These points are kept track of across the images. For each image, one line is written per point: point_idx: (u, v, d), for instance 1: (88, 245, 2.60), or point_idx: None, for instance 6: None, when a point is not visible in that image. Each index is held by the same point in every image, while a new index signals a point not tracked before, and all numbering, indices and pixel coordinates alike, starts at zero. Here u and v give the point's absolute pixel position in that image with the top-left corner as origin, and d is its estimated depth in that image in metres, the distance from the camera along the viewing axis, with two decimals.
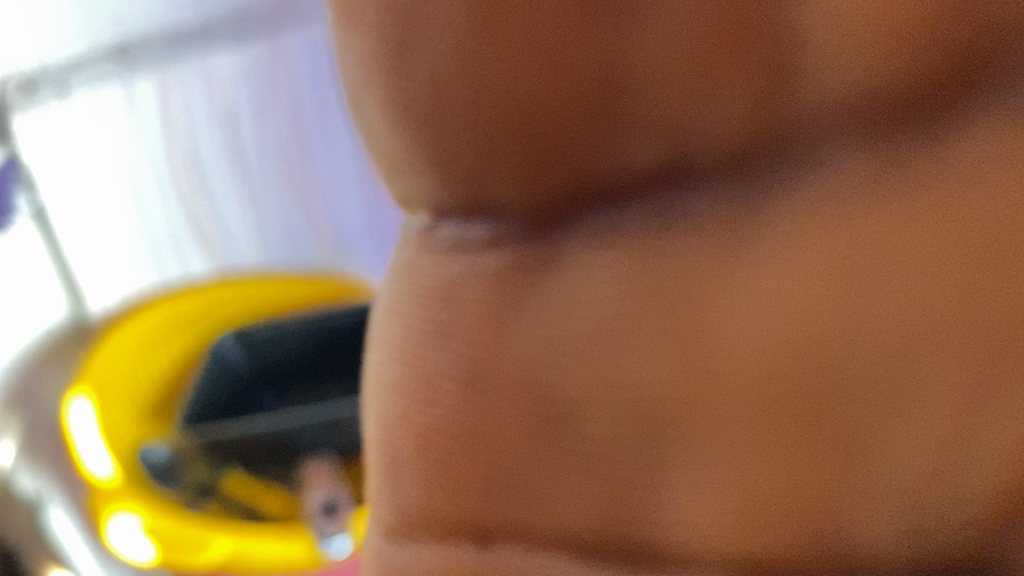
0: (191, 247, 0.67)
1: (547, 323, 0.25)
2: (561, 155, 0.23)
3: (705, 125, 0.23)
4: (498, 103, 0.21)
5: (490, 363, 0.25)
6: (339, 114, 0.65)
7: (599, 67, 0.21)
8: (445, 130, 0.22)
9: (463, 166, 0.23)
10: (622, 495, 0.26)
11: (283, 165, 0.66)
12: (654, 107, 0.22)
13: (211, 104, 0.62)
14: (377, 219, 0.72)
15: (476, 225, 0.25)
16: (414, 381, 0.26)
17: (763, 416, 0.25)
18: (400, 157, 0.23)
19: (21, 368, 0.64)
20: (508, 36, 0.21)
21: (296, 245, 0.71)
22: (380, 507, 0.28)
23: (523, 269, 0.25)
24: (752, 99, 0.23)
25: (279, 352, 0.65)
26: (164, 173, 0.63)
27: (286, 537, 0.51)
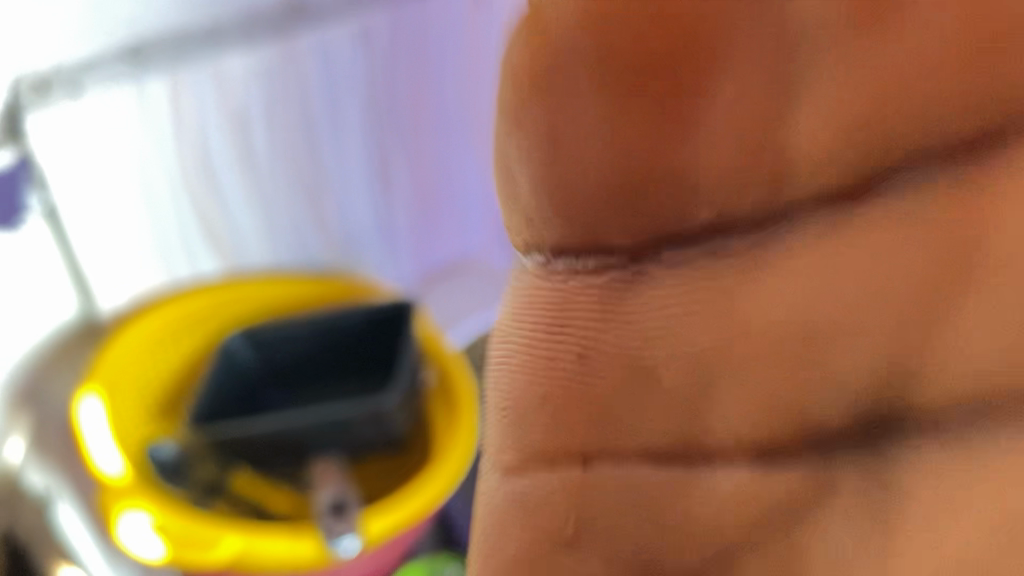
0: (201, 246, 0.67)
1: (642, 338, 0.30)
2: (663, 199, 0.28)
3: (793, 164, 0.28)
4: (614, 162, 0.27)
5: (590, 371, 0.31)
6: (349, 113, 0.67)
7: (689, 131, 0.26)
8: (572, 179, 0.27)
9: (582, 209, 0.28)
10: (682, 459, 0.32)
11: (294, 164, 0.67)
12: (738, 153, 0.27)
13: (223, 104, 0.61)
14: (383, 215, 0.74)
15: (587, 261, 0.30)
16: (534, 389, 0.31)
17: (795, 367, 0.31)
18: (528, 195, 0.28)
19: (29, 369, 0.65)
20: (626, 105, 0.26)
21: (304, 245, 0.72)
22: (496, 496, 0.33)
23: (618, 291, 0.30)
24: (834, 145, 0.27)
25: (287, 350, 0.65)
26: (176, 172, 0.63)
27: (296, 535, 0.52)
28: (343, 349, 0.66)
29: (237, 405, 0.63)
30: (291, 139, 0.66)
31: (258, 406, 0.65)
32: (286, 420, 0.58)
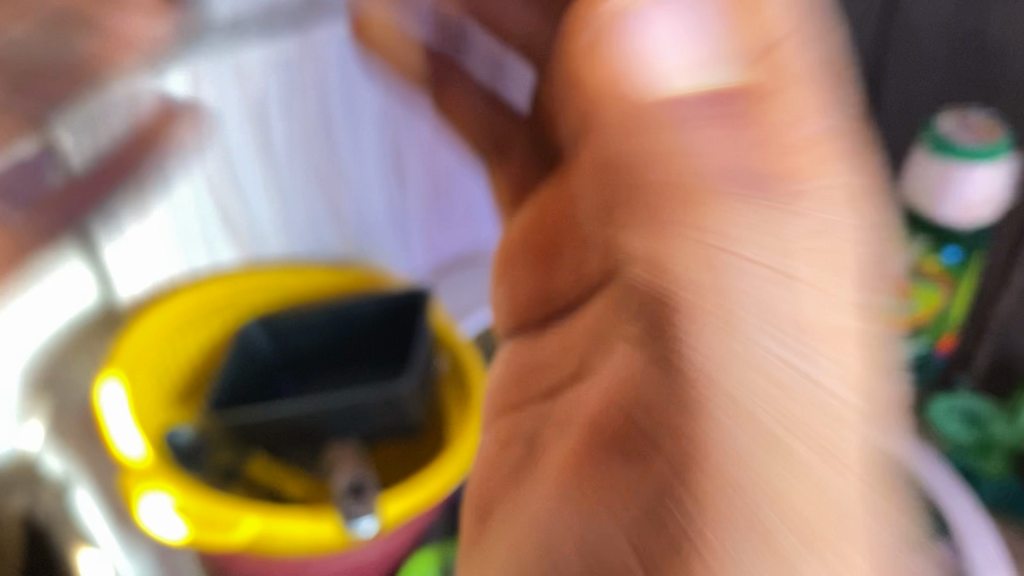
0: (221, 236, 0.70)
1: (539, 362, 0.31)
2: (568, 262, 0.30)
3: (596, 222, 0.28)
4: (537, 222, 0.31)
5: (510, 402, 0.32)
6: (364, 104, 0.70)
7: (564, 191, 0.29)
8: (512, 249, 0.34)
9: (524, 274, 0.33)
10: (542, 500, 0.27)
11: (310, 155, 0.70)
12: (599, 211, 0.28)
13: (243, 95, 0.63)
14: (397, 206, 0.78)
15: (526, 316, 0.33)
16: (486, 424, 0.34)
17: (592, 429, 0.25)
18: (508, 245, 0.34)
19: (50, 353, 0.67)
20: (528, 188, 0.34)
21: (319, 235, 0.75)
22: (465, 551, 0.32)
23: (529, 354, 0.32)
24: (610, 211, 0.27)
25: (302, 336, 0.66)
26: (194, 163, 0.63)
27: (315, 517, 0.53)
28: (358, 337, 0.67)
29: (252, 390, 0.64)
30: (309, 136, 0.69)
31: (273, 391, 0.66)
32: (304, 406, 0.58)
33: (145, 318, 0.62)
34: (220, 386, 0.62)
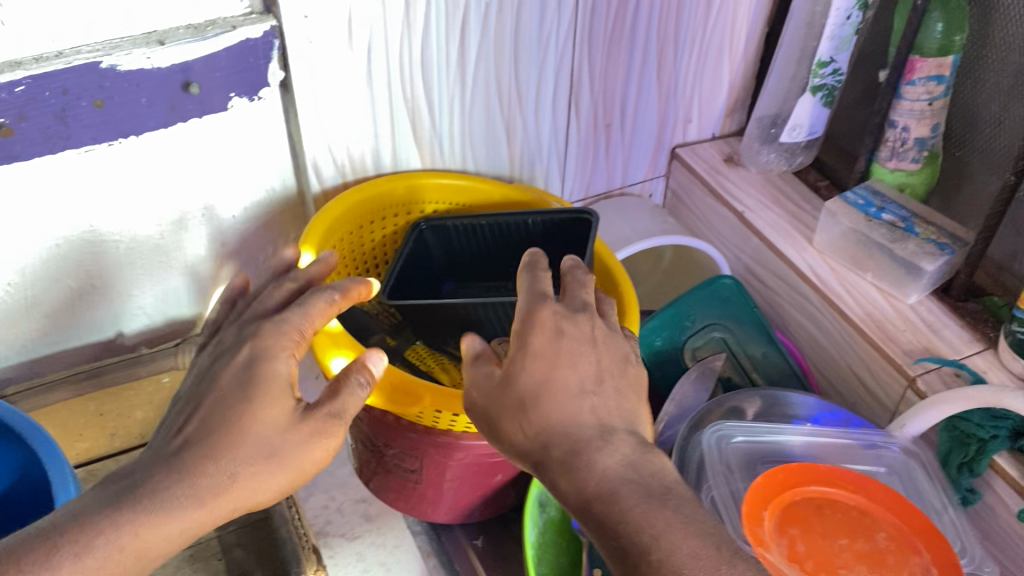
0: (405, 139, 0.74)
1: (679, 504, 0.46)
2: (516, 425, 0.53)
3: None
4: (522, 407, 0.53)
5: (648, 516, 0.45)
6: (555, 28, 0.72)
7: None
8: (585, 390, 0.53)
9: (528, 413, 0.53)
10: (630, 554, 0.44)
11: (494, 68, 0.72)
12: None
13: (447, 8, 0.66)
14: (562, 134, 0.81)
15: None
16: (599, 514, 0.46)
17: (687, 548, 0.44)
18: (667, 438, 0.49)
19: (248, 217, 0.74)
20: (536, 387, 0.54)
21: (491, 153, 0.79)
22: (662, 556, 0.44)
23: None
24: None
25: (464, 235, 0.74)
26: (392, 63, 0.68)
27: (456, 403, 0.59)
28: (516, 244, 0.74)
29: (422, 277, 0.75)
30: (498, 53, 0.71)
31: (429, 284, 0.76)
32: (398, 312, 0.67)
33: (336, 204, 0.69)
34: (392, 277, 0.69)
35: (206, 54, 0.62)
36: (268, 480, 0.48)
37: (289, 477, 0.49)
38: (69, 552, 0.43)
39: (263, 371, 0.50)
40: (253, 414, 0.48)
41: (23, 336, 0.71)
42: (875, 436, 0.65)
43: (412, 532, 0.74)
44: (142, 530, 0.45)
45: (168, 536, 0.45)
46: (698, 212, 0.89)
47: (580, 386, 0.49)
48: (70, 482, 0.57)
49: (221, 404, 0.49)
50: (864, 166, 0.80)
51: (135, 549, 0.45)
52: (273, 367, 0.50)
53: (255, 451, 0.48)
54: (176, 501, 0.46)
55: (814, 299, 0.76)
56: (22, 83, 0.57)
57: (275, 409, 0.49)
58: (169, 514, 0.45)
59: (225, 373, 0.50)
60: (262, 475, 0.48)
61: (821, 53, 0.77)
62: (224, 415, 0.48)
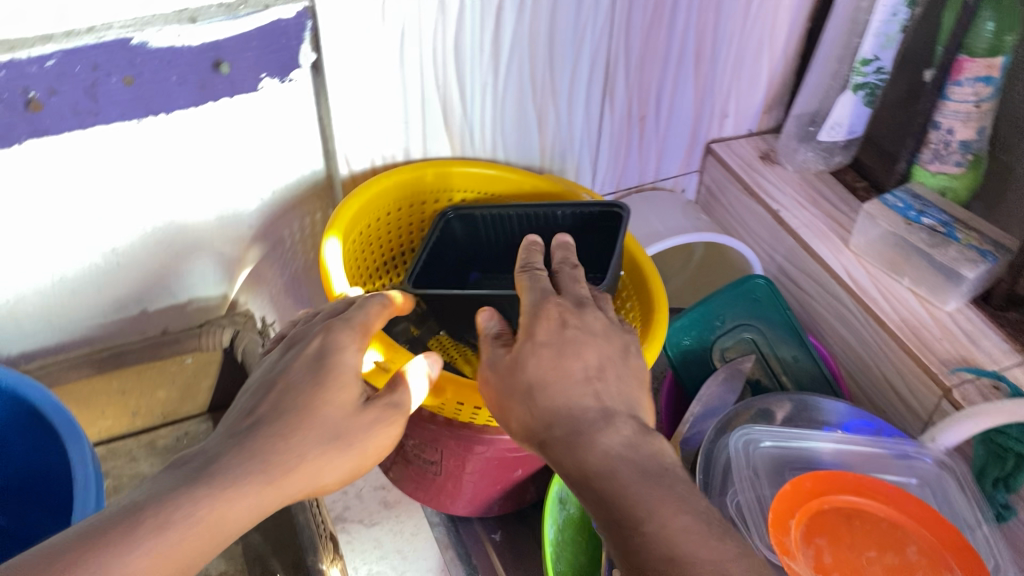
0: (436, 124, 0.72)
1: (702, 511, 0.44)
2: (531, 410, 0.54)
3: None
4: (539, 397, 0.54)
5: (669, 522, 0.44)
6: (592, 17, 0.70)
7: None
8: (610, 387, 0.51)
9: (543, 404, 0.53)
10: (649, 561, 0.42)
11: (529, 57, 0.71)
12: None
13: None
14: (596, 126, 0.79)
15: None
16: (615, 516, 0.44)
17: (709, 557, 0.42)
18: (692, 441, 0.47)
19: (278, 198, 0.73)
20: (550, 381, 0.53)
21: (523, 143, 0.78)
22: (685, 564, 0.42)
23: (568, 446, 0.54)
24: None
25: (492, 224, 0.73)
26: (426, 49, 0.67)
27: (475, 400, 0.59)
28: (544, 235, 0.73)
29: (449, 266, 0.74)
30: (533, 41, 0.70)
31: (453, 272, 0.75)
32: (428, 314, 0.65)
33: (358, 195, 0.67)
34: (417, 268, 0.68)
35: (237, 34, 0.61)
36: (336, 462, 0.47)
37: (351, 464, 0.48)
38: (150, 524, 0.41)
39: (334, 359, 0.50)
40: (320, 398, 0.48)
41: (48, 306, 0.71)
42: (906, 445, 0.63)
43: (432, 523, 0.74)
44: (218, 504, 0.43)
45: (242, 514, 0.44)
46: (731, 208, 0.88)
47: (584, 371, 0.48)
48: (98, 492, 0.56)
49: (288, 390, 0.48)
50: (905, 168, 0.79)
51: (211, 522, 0.42)
52: (342, 360, 0.50)
53: (325, 433, 0.47)
54: (245, 479, 0.44)
55: (848, 303, 0.74)
56: (52, 58, 0.57)
57: (339, 396, 0.49)
58: (237, 491, 0.43)
59: (295, 362, 0.50)
60: (329, 459, 0.47)
61: (865, 50, 0.75)
62: (293, 398, 0.47)
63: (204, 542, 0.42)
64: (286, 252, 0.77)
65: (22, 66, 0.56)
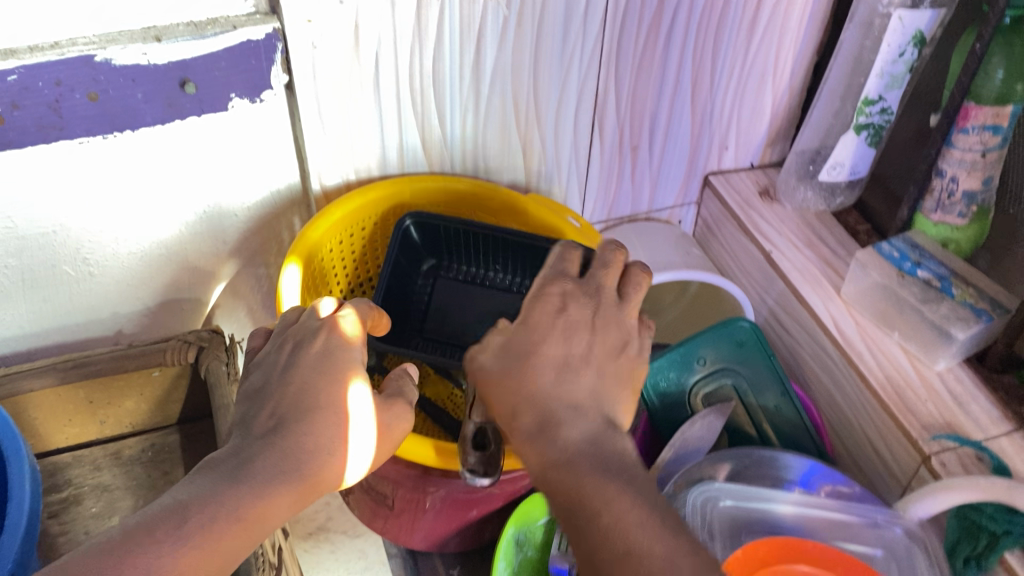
0: (414, 144, 0.71)
1: None
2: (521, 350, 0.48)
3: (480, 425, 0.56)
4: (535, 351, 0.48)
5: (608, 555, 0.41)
6: (580, 44, 0.68)
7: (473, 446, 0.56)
8: None
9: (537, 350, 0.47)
10: None
11: (513, 81, 0.69)
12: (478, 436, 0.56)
13: (461, 18, 0.63)
14: (586, 153, 0.77)
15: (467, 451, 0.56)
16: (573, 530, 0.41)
17: None
18: None
19: (254, 211, 0.72)
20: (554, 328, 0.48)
21: (508, 166, 0.76)
22: None
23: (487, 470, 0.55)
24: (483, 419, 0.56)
25: (466, 242, 0.72)
26: (402, 73, 0.65)
27: (442, 451, 0.58)
28: (520, 260, 0.72)
29: (414, 288, 0.73)
30: (517, 66, 0.68)
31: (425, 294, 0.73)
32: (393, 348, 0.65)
33: (328, 212, 0.67)
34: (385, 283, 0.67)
35: (205, 53, 0.60)
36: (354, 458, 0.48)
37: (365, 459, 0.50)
38: (195, 526, 0.40)
39: (344, 357, 0.51)
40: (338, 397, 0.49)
41: (19, 310, 0.71)
42: (877, 514, 0.60)
43: (388, 555, 0.77)
44: (258, 504, 0.43)
45: (277, 513, 0.44)
46: (725, 244, 0.85)
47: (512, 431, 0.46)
48: (32, 528, 0.55)
49: (305, 391, 0.48)
50: (907, 214, 0.75)
51: (252, 522, 0.42)
52: (352, 357, 0.51)
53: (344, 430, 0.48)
54: (279, 479, 0.44)
55: (834, 354, 0.71)
56: (14, 73, 0.56)
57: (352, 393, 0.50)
58: (269, 494, 0.44)
59: (306, 358, 0.50)
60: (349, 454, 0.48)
61: (869, 91, 0.71)
62: (310, 396, 0.48)
63: (243, 542, 0.42)
64: (261, 269, 0.77)
65: None
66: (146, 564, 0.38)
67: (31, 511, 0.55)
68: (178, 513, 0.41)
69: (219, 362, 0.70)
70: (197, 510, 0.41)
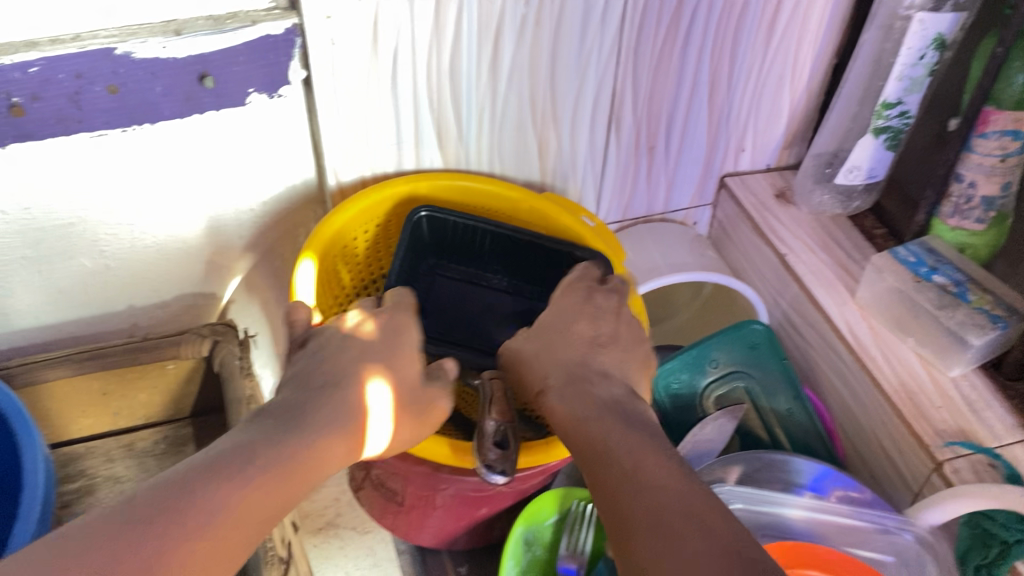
0: (430, 142, 0.71)
1: None
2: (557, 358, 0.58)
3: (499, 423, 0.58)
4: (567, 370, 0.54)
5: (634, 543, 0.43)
6: (598, 44, 0.68)
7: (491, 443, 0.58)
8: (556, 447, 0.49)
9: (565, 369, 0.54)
10: None
11: (530, 80, 0.69)
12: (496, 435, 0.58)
13: (479, 17, 0.63)
14: (601, 154, 0.77)
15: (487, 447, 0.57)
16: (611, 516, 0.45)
17: None
18: None
19: (270, 207, 0.72)
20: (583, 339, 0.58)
21: (522, 165, 0.76)
22: None
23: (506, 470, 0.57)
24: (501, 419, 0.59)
25: (478, 241, 0.72)
26: (419, 71, 0.65)
27: (459, 448, 0.59)
28: (530, 259, 0.72)
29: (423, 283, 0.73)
30: (534, 64, 0.68)
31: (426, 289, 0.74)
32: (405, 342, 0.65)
33: (343, 208, 0.67)
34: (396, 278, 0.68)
35: (224, 48, 0.60)
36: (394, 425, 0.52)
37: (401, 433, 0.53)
38: (257, 465, 0.41)
39: (400, 339, 0.55)
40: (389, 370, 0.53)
41: (35, 299, 0.71)
42: (888, 520, 0.59)
43: (398, 551, 0.78)
44: (316, 449, 0.45)
45: (331, 462, 0.46)
46: (740, 247, 0.85)
47: None
48: (45, 517, 0.55)
49: (359, 361, 0.52)
50: (923, 219, 0.74)
51: (305, 467, 0.44)
52: (407, 342, 0.56)
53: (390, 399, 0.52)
54: (332, 430, 0.46)
55: (847, 359, 0.71)
56: (35, 65, 0.56)
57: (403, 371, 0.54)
58: (324, 445, 0.45)
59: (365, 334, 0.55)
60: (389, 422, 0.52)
61: (888, 94, 0.71)
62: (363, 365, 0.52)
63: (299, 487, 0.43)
64: (276, 264, 0.77)
65: (5, 72, 0.56)
66: (208, 497, 0.39)
67: (44, 501, 0.55)
68: (244, 451, 0.42)
69: (233, 355, 0.71)
70: (258, 450, 0.42)
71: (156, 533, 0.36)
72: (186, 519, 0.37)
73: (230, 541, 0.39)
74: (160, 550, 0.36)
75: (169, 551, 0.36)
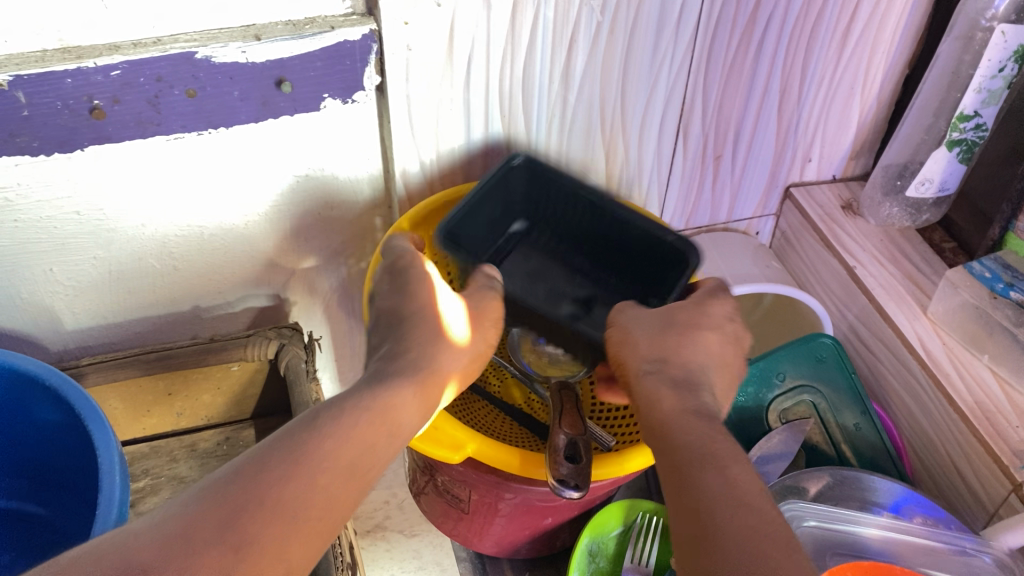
0: (499, 148, 0.71)
1: None
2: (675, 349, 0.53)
3: (572, 437, 0.58)
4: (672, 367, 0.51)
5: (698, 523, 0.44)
6: (671, 53, 0.67)
7: (565, 457, 0.57)
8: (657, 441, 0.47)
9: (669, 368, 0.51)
10: None
11: (601, 86, 0.68)
12: (570, 450, 0.57)
13: (554, 25, 0.62)
14: (668, 162, 0.77)
15: (559, 461, 0.56)
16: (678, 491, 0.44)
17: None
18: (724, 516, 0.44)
19: (337, 210, 0.72)
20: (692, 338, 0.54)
21: (590, 173, 0.75)
22: None
23: (580, 484, 0.55)
24: (574, 434, 0.58)
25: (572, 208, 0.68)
26: (492, 79, 0.65)
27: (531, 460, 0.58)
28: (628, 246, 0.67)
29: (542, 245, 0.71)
30: (606, 73, 0.67)
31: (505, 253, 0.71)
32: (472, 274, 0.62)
33: (416, 214, 0.67)
34: (456, 216, 0.63)
35: (303, 52, 0.60)
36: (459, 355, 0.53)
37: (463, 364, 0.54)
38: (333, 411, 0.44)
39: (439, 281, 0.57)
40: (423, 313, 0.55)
41: (103, 298, 0.72)
42: (966, 541, 0.59)
43: (457, 559, 0.78)
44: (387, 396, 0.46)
45: (408, 406, 0.47)
46: (806, 258, 0.84)
47: None
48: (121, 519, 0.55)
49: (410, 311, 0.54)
50: (998, 234, 0.72)
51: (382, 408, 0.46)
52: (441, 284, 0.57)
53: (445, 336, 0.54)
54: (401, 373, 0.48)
55: (919, 375, 0.69)
56: (117, 68, 0.57)
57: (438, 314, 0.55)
58: (393, 388, 0.47)
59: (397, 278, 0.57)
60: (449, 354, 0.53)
61: (964, 106, 0.69)
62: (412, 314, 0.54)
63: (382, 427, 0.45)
64: (341, 269, 0.78)
65: (89, 75, 0.56)
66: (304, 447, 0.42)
67: (121, 504, 0.55)
68: (331, 404, 0.45)
69: (299, 360, 0.71)
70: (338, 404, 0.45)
71: (271, 471, 0.40)
72: (297, 453, 0.42)
73: (341, 472, 0.42)
74: (279, 482, 0.40)
75: (286, 483, 0.40)
